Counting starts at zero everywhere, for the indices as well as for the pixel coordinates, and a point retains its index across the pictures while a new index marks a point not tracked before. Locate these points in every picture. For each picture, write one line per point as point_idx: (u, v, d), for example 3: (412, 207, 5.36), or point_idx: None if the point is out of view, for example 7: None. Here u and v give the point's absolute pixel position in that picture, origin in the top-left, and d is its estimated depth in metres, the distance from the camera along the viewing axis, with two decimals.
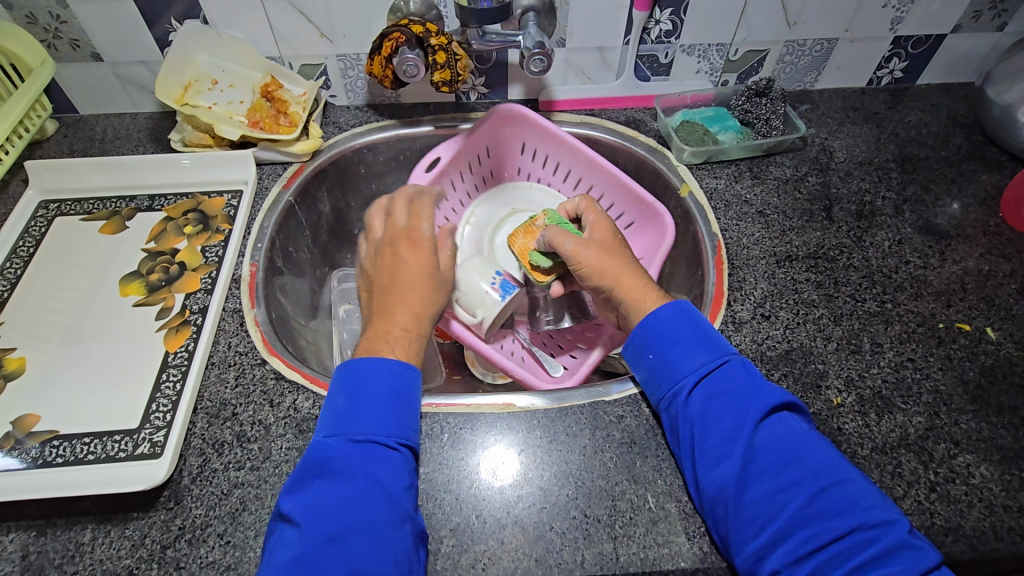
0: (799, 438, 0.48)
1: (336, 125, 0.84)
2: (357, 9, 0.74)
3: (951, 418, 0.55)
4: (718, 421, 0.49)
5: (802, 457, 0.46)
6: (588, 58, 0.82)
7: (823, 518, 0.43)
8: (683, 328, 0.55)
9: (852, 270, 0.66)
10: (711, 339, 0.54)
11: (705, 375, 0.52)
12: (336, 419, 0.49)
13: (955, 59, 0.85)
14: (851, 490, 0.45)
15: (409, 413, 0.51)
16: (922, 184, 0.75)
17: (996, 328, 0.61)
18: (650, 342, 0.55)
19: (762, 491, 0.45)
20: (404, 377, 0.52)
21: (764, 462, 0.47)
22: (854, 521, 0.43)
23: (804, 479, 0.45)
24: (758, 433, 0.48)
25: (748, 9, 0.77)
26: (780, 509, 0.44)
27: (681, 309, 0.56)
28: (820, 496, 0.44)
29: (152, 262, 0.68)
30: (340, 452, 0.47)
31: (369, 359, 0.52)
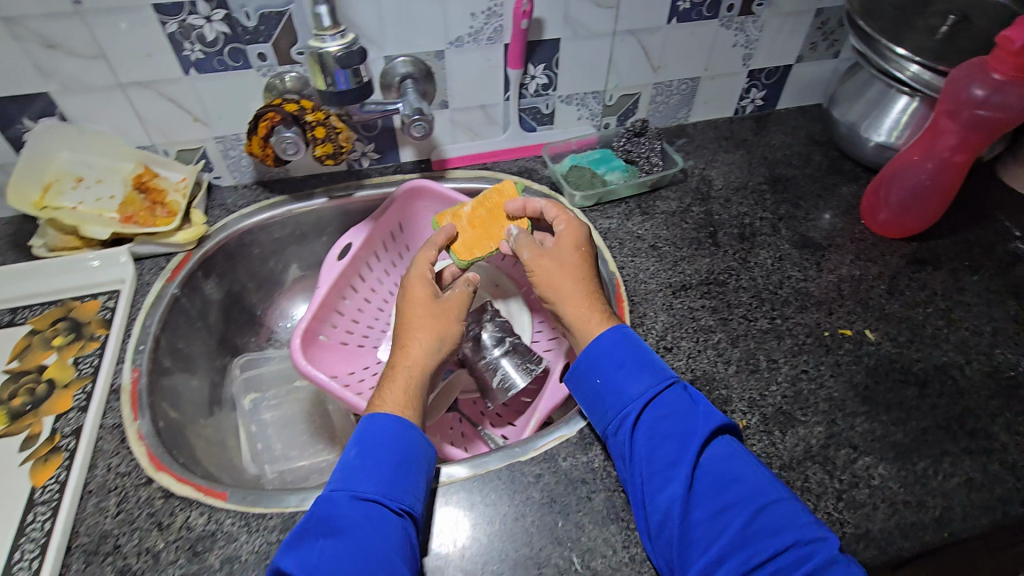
0: (737, 458, 0.50)
1: (223, 208, 0.81)
2: (231, 90, 0.73)
3: (847, 423, 0.57)
4: (665, 444, 0.50)
5: (743, 475, 0.49)
6: (473, 116, 0.85)
7: (762, 537, 0.45)
8: (629, 353, 0.56)
9: (742, 292, 0.69)
10: (653, 364, 0.55)
11: (652, 399, 0.53)
12: (347, 473, 0.49)
13: (804, 84, 0.94)
14: (784, 509, 0.47)
15: (416, 477, 0.50)
16: (793, 202, 0.82)
17: (874, 329, 0.65)
18: (597, 366, 0.56)
19: (705, 514, 0.47)
20: (415, 438, 0.52)
21: (706, 483, 0.48)
22: (790, 538, 0.44)
23: (744, 497, 0.47)
24: (703, 453, 0.50)
25: (614, 58, 0.83)
26: (723, 530, 0.46)
27: (628, 334, 0.57)
28: (760, 515, 0.46)
29: (15, 383, 0.61)
30: (343, 513, 0.46)
31: (378, 423, 0.52)
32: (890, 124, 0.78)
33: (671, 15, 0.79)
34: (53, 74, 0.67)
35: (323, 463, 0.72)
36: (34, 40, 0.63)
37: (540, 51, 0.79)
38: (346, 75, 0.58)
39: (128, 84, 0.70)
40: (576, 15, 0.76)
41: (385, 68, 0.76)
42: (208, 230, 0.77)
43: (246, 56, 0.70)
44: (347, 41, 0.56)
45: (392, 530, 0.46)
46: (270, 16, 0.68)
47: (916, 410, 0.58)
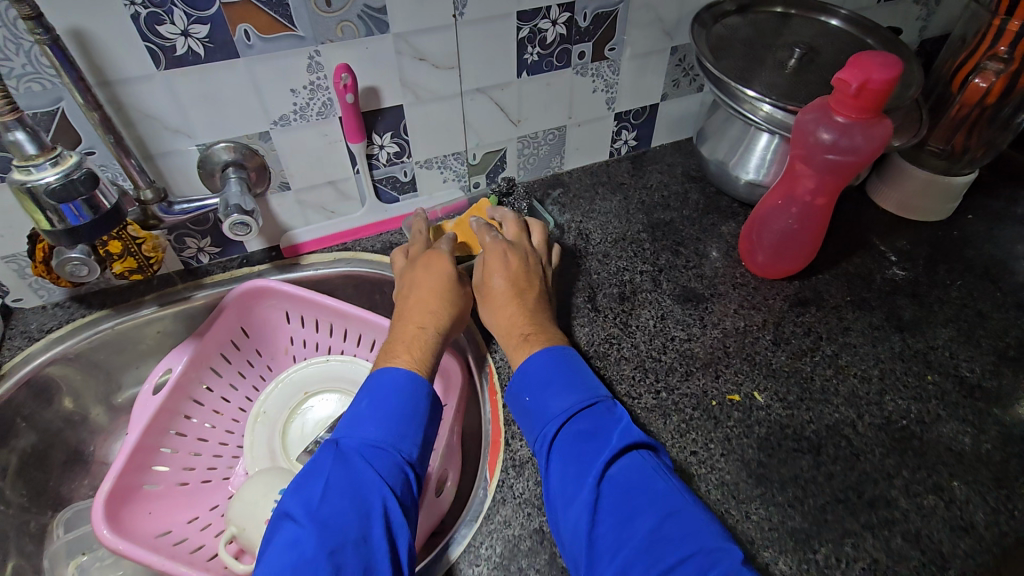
0: (652, 473, 0.48)
1: (25, 336, 0.68)
2: (7, 204, 0.61)
3: (742, 512, 0.52)
4: (576, 461, 0.49)
5: (653, 487, 0.47)
6: (322, 194, 0.76)
7: (667, 545, 0.43)
8: (557, 371, 0.55)
9: (624, 363, 0.64)
10: (582, 381, 0.55)
11: (574, 415, 0.52)
12: (354, 421, 0.51)
13: (675, 120, 0.91)
14: (692, 519, 0.45)
15: (419, 429, 0.52)
16: (673, 249, 0.77)
17: (763, 390, 0.61)
18: (526, 385, 0.55)
19: (610, 528, 0.46)
20: (426, 385, 0.54)
21: (614, 497, 0.47)
22: (694, 548, 0.43)
23: (652, 506, 0.46)
24: (613, 467, 0.49)
25: (468, 118, 0.77)
26: (631, 537, 0.45)
27: (557, 352, 0.57)
28: (667, 525, 0.44)
29: None
30: (351, 461, 0.48)
31: (388, 370, 0.54)
32: (757, 161, 0.75)
33: (519, 68, 0.74)
34: None
35: None
36: None
37: (383, 120, 0.72)
38: (81, 207, 0.47)
39: None
40: (414, 79, 0.70)
41: (203, 156, 0.67)
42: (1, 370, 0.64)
43: None
44: (64, 167, 0.45)
45: (391, 479, 0.48)
46: (37, 117, 0.57)
47: (812, 483, 0.53)
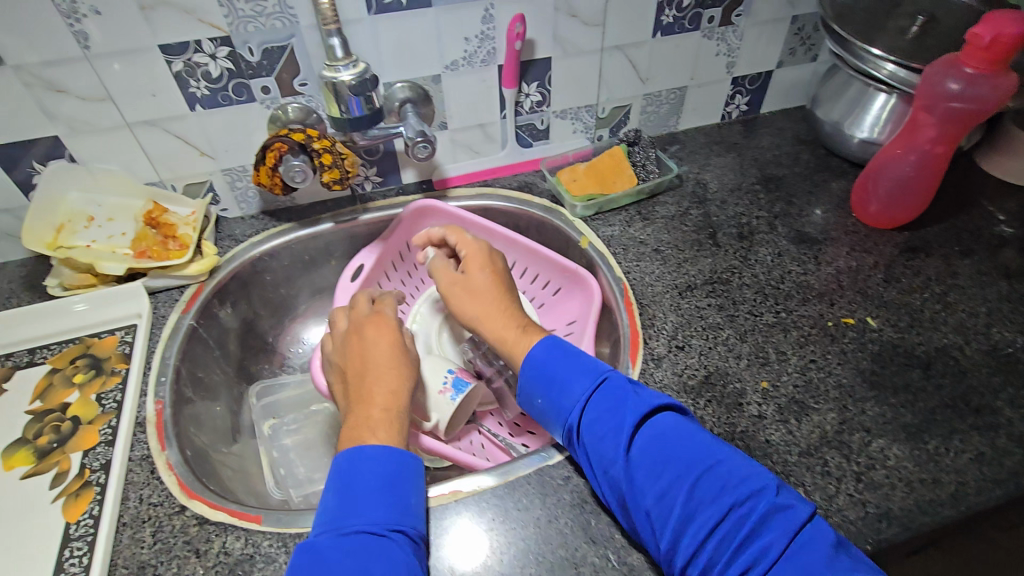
0: (671, 437, 0.50)
1: (232, 239, 0.81)
2: (235, 124, 0.75)
3: (858, 408, 0.59)
4: (602, 444, 0.51)
5: (675, 454, 0.49)
6: (471, 135, 0.87)
7: (705, 506, 0.46)
8: (558, 364, 0.57)
9: (746, 288, 0.72)
10: (586, 365, 0.57)
11: (587, 403, 0.54)
12: (330, 514, 0.48)
13: (786, 88, 0.98)
14: (722, 470, 0.47)
15: (406, 498, 0.50)
16: (786, 200, 0.84)
17: (875, 316, 0.68)
18: (534, 388, 0.57)
19: (651, 495, 0.48)
20: (405, 458, 0.51)
21: (642, 471, 0.49)
22: (730, 500, 0.45)
23: (678, 475, 0.48)
24: (635, 445, 0.51)
25: (604, 73, 0.86)
26: (670, 508, 0.47)
27: (554, 342, 0.59)
28: (697, 487, 0.47)
29: (40, 423, 0.62)
30: (334, 548, 0.45)
31: (359, 451, 0.50)
32: (871, 120, 0.82)
33: (655, 29, 0.82)
34: (60, 116, 0.68)
35: None
36: (43, 86, 0.65)
37: (533, 70, 0.82)
38: (360, 102, 0.62)
39: (134, 123, 0.71)
40: (565, 34, 0.79)
41: (385, 94, 0.78)
42: (219, 261, 0.78)
43: (250, 90, 0.72)
44: (360, 70, 0.60)
45: (394, 552, 0.46)
46: (272, 50, 0.69)
47: (922, 391, 0.61)
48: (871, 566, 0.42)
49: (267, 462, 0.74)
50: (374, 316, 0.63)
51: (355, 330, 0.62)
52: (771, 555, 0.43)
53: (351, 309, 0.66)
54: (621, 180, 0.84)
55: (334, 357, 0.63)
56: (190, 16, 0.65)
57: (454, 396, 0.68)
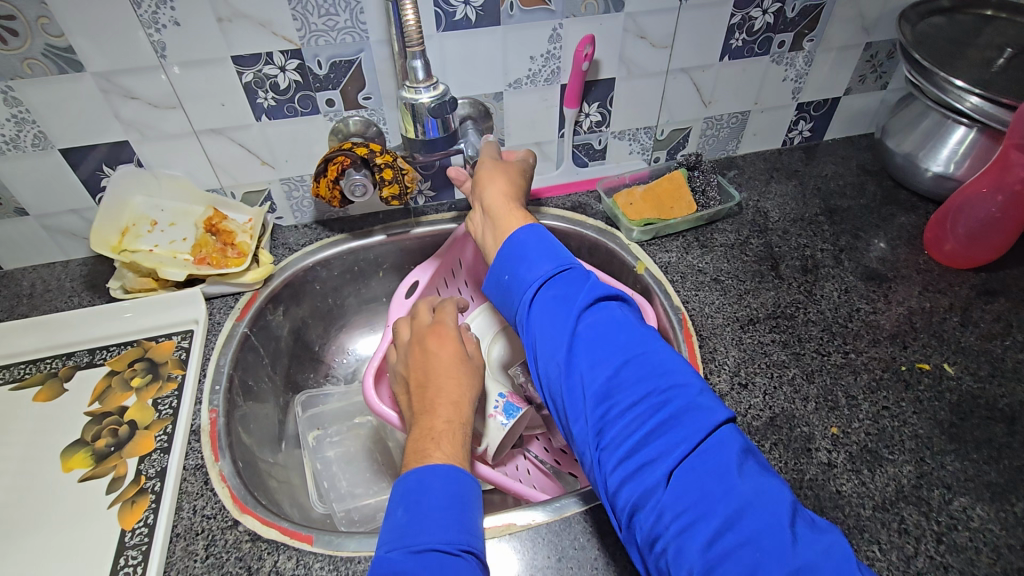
0: (621, 327, 0.49)
1: (286, 247, 0.82)
2: (298, 135, 0.74)
3: (937, 462, 0.56)
4: (550, 317, 0.50)
5: (614, 339, 0.48)
6: (528, 153, 0.86)
7: (626, 388, 0.45)
8: (534, 244, 0.56)
9: (811, 325, 0.69)
10: (556, 251, 0.55)
11: (548, 281, 0.53)
12: (398, 532, 0.45)
13: (852, 115, 0.94)
14: (655, 362, 0.46)
15: (472, 518, 0.48)
16: (852, 233, 0.81)
17: (952, 363, 0.64)
18: (503, 263, 0.56)
19: (584, 370, 0.47)
20: (468, 475, 0.50)
21: (582, 349, 0.48)
22: (652, 389, 0.45)
23: (613, 361, 0.47)
24: (581, 321, 0.49)
25: (667, 96, 0.84)
26: (599, 386, 0.46)
27: (534, 231, 0.57)
28: (626, 374, 0.46)
29: (98, 425, 0.62)
30: (407, 566, 0.43)
31: (427, 467, 0.49)
32: (948, 153, 0.78)
33: (723, 52, 0.80)
34: (131, 122, 0.69)
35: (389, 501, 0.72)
36: (117, 92, 0.66)
37: (596, 90, 0.80)
38: (437, 123, 0.61)
39: (202, 131, 0.71)
40: (631, 55, 0.78)
41: None
42: (274, 269, 0.78)
43: (315, 102, 0.72)
44: (439, 91, 0.58)
45: (465, 575, 0.44)
46: (340, 64, 0.69)
47: (1007, 448, 0.57)
48: (776, 477, 0.41)
49: (311, 474, 0.73)
50: (435, 328, 0.64)
51: (418, 342, 0.62)
52: (682, 443, 0.42)
53: (413, 320, 0.66)
54: (680, 207, 0.82)
55: (397, 370, 0.63)
56: (264, 29, 0.64)
57: (505, 420, 0.67)
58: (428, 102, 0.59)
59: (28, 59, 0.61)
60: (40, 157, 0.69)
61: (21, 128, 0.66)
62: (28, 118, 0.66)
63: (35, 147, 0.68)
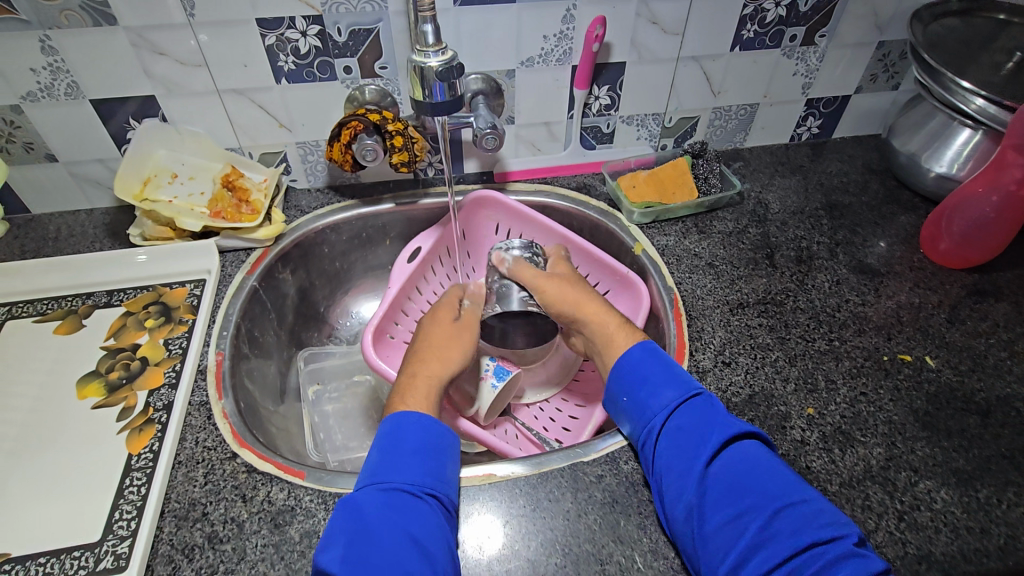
0: (757, 468, 0.49)
1: (298, 209, 0.85)
2: (315, 100, 0.77)
3: (908, 447, 0.58)
4: (678, 454, 0.52)
5: (755, 484, 0.48)
6: (537, 132, 0.87)
7: (778, 538, 0.45)
8: (651, 369, 0.59)
9: (799, 312, 0.71)
10: (677, 376, 0.58)
11: (675, 410, 0.55)
12: (371, 472, 0.51)
13: (861, 115, 0.95)
14: (805, 509, 0.46)
15: (439, 465, 0.53)
16: (850, 228, 0.82)
17: (934, 356, 0.66)
18: (622, 386, 0.60)
19: (721, 515, 0.48)
20: (441, 427, 0.56)
21: (719, 491, 0.49)
22: (809, 538, 0.44)
23: (754, 507, 0.47)
24: (714, 463, 0.51)
25: (677, 83, 0.85)
26: (740, 532, 0.46)
27: (648, 350, 0.61)
28: (775, 519, 0.46)
29: (112, 359, 0.66)
30: (373, 501, 0.48)
31: (402, 411, 0.56)
32: (952, 155, 0.79)
33: (734, 43, 0.82)
34: (158, 77, 0.72)
35: None
36: (147, 48, 0.69)
37: (606, 73, 0.82)
38: (444, 88, 0.62)
39: (225, 90, 0.75)
40: (643, 40, 0.79)
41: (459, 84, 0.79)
42: (285, 229, 0.81)
43: (333, 68, 0.74)
44: (447, 57, 0.61)
45: (426, 515, 0.49)
46: (359, 32, 0.72)
47: (978, 438, 0.58)
48: None
49: (308, 425, 0.76)
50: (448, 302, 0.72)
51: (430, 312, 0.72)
52: None
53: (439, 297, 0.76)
54: (682, 193, 0.83)
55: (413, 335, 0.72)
56: None
57: (496, 383, 0.71)
58: (436, 65, 0.61)
59: (65, 10, 0.65)
60: (71, 106, 0.73)
61: (55, 76, 0.70)
62: (63, 68, 0.69)
63: (68, 96, 0.72)
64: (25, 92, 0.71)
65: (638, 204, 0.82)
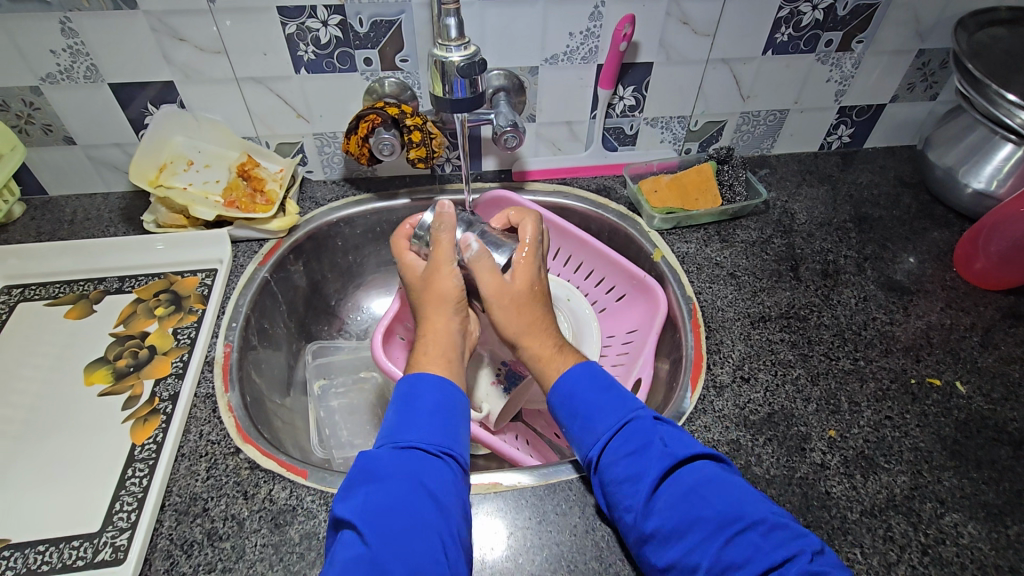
0: (704, 492, 0.45)
1: (313, 201, 0.84)
2: (334, 91, 0.76)
3: (934, 476, 0.55)
4: (622, 488, 0.48)
5: (704, 511, 0.44)
6: (558, 132, 0.85)
7: (734, 572, 0.41)
8: (585, 393, 0.54)
9: (823, 328, 0.68)
10: (613, 401, 0.54)
11: (607, 444, 0.51)
12: (387, 431, 0.51)
13: (896, 125, 0.92)
14: (755, 536, 0.42)
15: (458, 425, 0.52)
16: (880, 242, 0.79)
17: (965, 382, 0.63)
18: (560, 413, 0.55)
19: (676, 553, 0.44)
20: (457, 389, 0.55)
21: (669, 524, 0.45)
22: (761, 569, 0.41)
23: (705, 533, 0.44)
24: (661, 493, 0.47)
25: (704, 85, 0.83)
26: (696, 568, 0.43)
27: (583, 372, 0.56)
28: (730, 547, 0.42)
29: (120, 346, 0.66)
30: (389, 459, 0.48)
31: (419, 379, 0.54)
32: (992, 170, 0.75)
33: (766, 46, 0.79)
34: (178, 63, 0.71)
35: None
36: (167, 33, 0.68)
37: (632, 73, 0.80)
38: (465, 84, 0.61)
39: (243, 78, 0.74)
40: (672, 40, 0.77)
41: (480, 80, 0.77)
42: (299, 220, 0.80)
43: (353, 60, 0.73)
44: (470, 52, 0.59)
45: (443, 473, 0.48)
46: (381, 24, 0.70)
47: (1009, 471, 0.56)
48: None
49: (314, 421, 0.75)
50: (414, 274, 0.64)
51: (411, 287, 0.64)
52: None
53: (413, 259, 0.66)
54: (705, 199, 0.81)
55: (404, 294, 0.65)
56: None
57: (507, 389, 0.70)
58: (457, 61, 0.59)
59: None
60: (89, 89, 0.72)
61: (75, 59, 0.69)
62: (83, 50, 0.69)
63: (87, 79, 0.71)
64: (45, 74, 0.70)
65: (661, 211, 0.80)
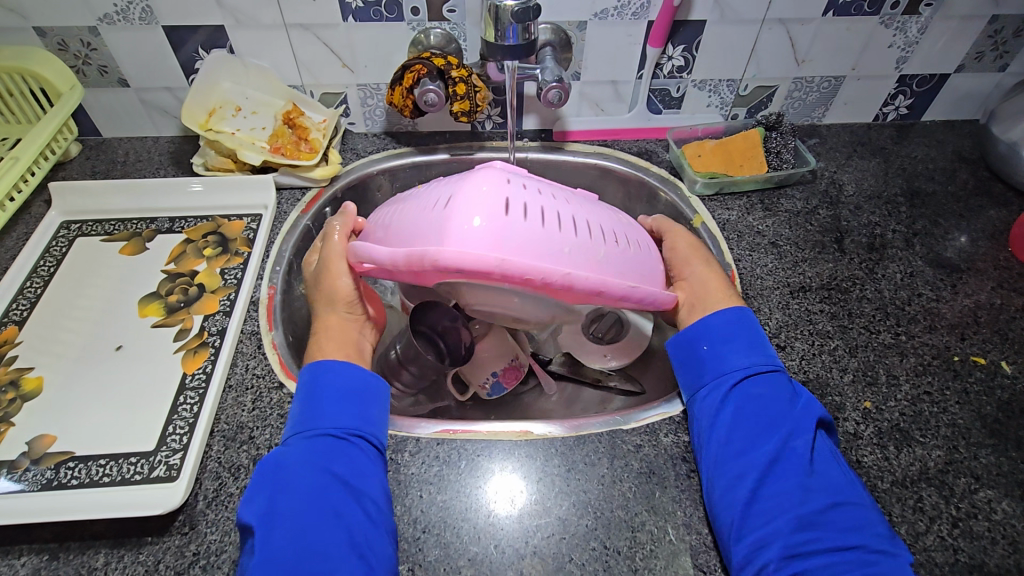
0: (828, 461, 0.50)
1: (354, 152, 0.85)
2: (380, 41, 0.76)
3: (970, 452, 0.55)
4: (753, 420, 0.52)
5: (828, 473, 0.48)
6: (601, 91, 0.84)
7: (833, 528, 0.45)
8: (741, 335, 0.57)
9: (865, 302, 0.67)
10: (765, 349, 0.57)
11: (754, 377, 0.54)
12: (297, 422, 0.52)
13: (959, 97, 0.87)
14: (863, 513, 0.47)
15: (364, 410, 0.53)
16: (931, 219, 0.77)
17: (1011, 362, 0.61)
18: (706, 336, 0.58)
19: (778, 491, 0.48)
20: (356, 372, 0.55)
21: (790, 465, 0.49)
22: (861, 540, 0.45)
23: (824, 488, 0.47)
24: (792, 438, 0.50)
25: (758, 47, 0.80)
26: (797, 509, 0.46)
27: (741, 318, 0.58)
28: (835, 510, 0.46)
29: (172, 283, 0.69)
30: (296, 455, 0.49)
31: (331, 367, 0.54)
32: None
33: (827, 7, 0.75)
34: (228, 7, 0.72)
35: (417, 400, 0.77)
36: None
37: (684, 31, 0.77)
38: (518, 31, 0.60)
39: (291, 25, 0.74)
40: None
41: None
42: (341, 170, 0.81)
43: (400, 8, 0.72)
44: None
45: (345, 461, 0.49)
46: None
47: None
48: None
49: None
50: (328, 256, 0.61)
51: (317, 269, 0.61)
52: None
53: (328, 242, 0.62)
54: (751, 166, 0.79)
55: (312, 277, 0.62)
56: None
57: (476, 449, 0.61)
58: (512, 6, 0.58)
59: None
60: (143, 30, 0.74)
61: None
62: None
63: (142, 21, 0.73)
64: (103, 14, 0.72)
65: (704, 173, 0.79)
